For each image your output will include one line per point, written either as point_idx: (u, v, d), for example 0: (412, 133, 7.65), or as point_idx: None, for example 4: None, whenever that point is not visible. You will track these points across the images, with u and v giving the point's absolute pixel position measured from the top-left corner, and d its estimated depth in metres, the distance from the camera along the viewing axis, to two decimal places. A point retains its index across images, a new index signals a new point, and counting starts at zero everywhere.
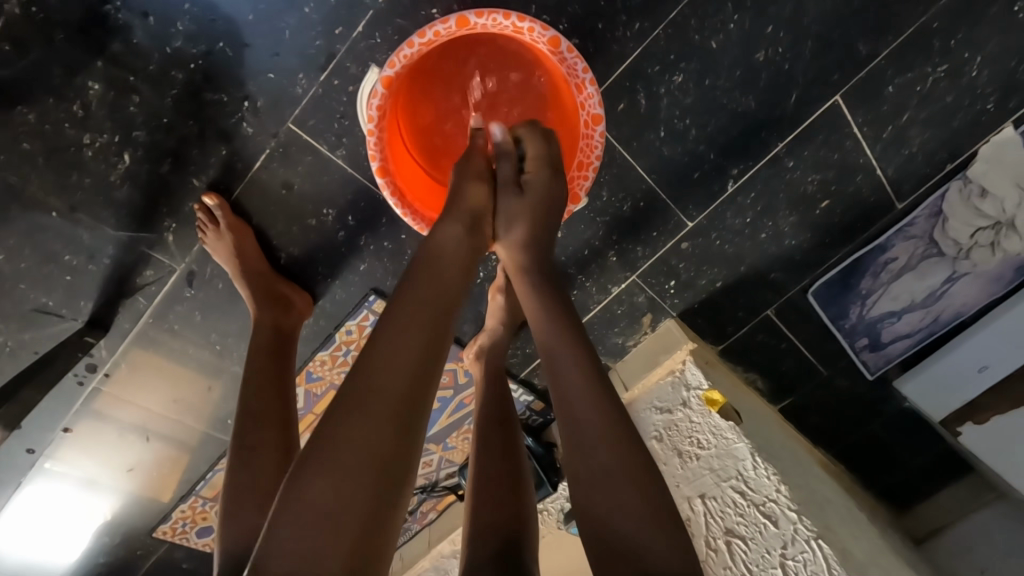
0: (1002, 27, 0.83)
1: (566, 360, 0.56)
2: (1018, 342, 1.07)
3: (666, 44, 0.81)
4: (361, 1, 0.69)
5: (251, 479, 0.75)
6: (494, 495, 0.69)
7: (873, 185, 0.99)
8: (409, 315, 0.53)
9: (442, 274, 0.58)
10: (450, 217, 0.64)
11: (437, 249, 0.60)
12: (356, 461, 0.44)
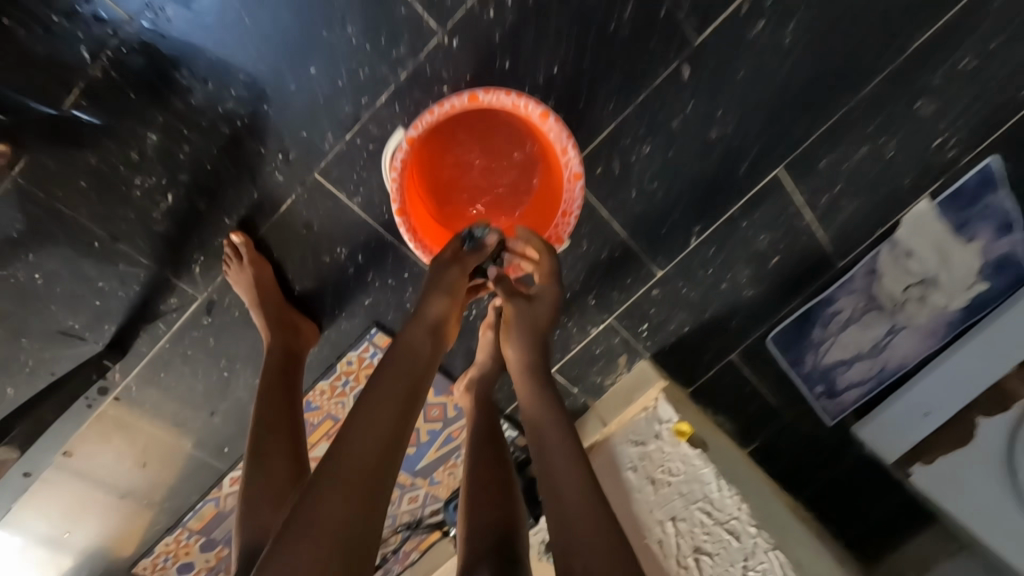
0: (904, 118, 1.03)
1: (551, 428, 0.72)
2: (960, 388, 1.17)
3: (637, 121, 0.96)
4: (385, 77, 0.85)
5: (262, 484, 0.84)
6: (487, 501, 0.80)
7: (816, 244, 1.15)
8: (370, 415, 0.63)
9: (402, 374, 0.69)
10: (415, 324, 0.75)
11: (401, 350, 0.71)
12: (347, 486, 0.58)
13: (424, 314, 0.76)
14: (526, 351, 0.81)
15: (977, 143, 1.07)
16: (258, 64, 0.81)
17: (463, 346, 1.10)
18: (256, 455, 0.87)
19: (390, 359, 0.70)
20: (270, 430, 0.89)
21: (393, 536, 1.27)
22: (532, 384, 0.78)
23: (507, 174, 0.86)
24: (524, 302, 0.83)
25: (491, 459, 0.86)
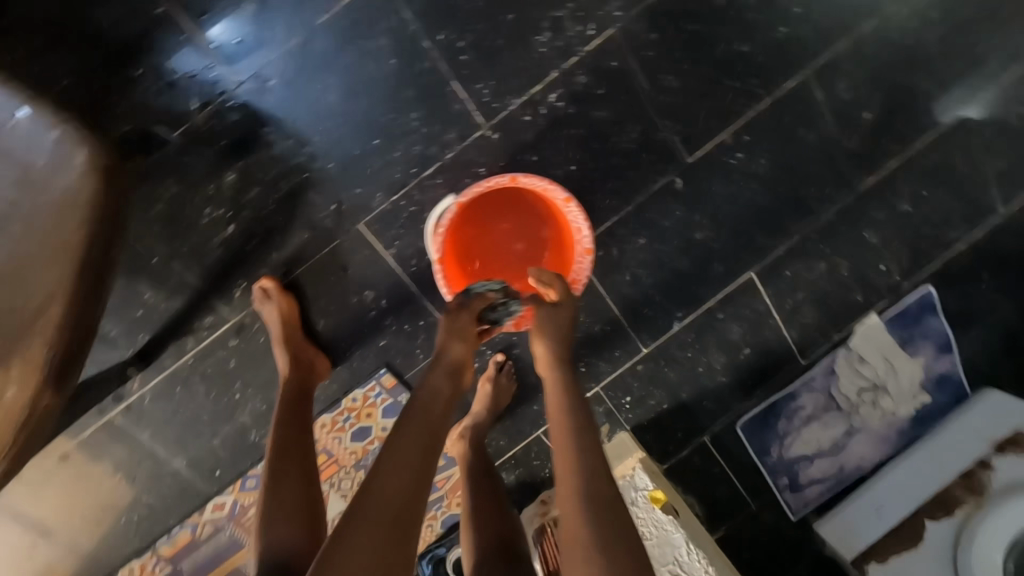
0: (852, 244, 1.24)
1: (566, 424, 0.74)
2: (909, 493, 1.23)
3: (636, 217, 1.14)
4: (434, 155, 1.02)
5: (281, 495, 0.85)
6: (488, 519, 0.94)
7: (781, 342, 1.30)
8: (402, 449, 0.67)
9: (427, 412, 0.73)
10: (437, 367, 0.81)
11: (427, 391, 0.77)
12: (380, 519, 0.60)
13: (444, 359, 0.83)
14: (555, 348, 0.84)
15: (914, 272, 1.28)
16: (331, 132, 0.98)
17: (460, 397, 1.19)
18: (273, 473, 0.88)
19: (416, 398, 0.75)
20: (285, 449, 0.91)
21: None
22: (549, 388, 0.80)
23: (522, 242, 0.99)
24: (546, 309, 0.87)
25: (488, 488, 1.00)
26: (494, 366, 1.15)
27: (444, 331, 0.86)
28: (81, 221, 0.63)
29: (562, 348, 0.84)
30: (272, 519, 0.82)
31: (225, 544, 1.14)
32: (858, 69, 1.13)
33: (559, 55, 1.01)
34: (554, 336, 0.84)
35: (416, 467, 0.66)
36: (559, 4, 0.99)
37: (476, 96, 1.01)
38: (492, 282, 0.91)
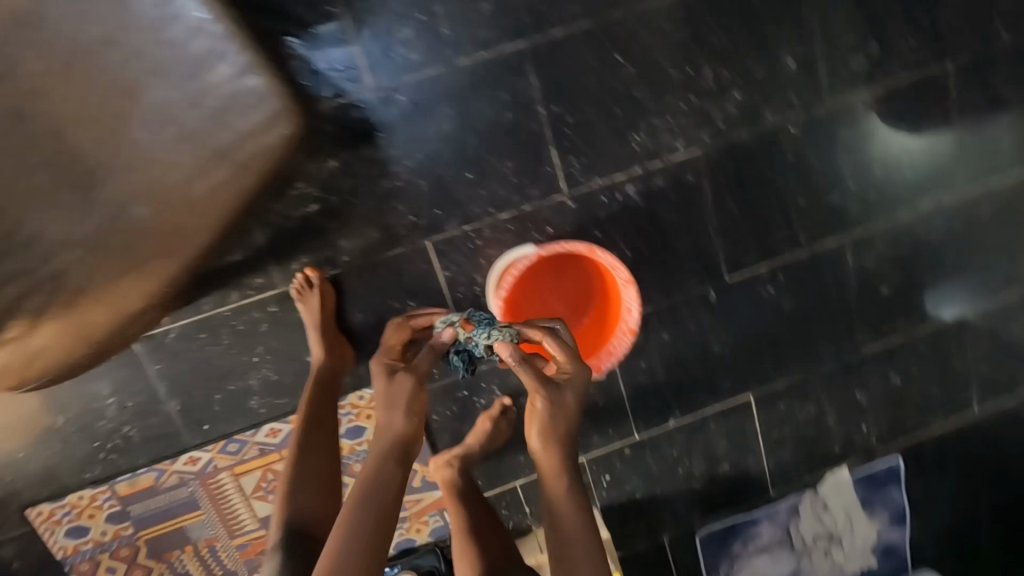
0: (844, 397, 1.34)
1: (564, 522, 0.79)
2: None
3: (668, 312, 1.23)
4: (513, 203, 1.12)
5: (305, 468, 0.97)
6: (482, 525, 1.07)
7: (759, 468, 1.37)
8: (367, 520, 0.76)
9: (379, 494, 0.79)
10: (387, 445, 0.83)
11: (376, 471, 0.80)
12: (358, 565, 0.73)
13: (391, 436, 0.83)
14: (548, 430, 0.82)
15: (889, 440, 1.38)
16: (433, 154, 1.07)
17: (458, 426, 1.22)
18: (302, 450, 0.99)
19: (365, 480, 0.80)
20: (317, 424, 1.02)
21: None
22: (547, 481, 0.81)
23: (570, 304, 1.07)
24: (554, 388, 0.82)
25: (481, 502, 1.10)
26: (498, 407, 1.16)
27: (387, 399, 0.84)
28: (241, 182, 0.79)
29: (568, 438, 0.82)
30: (294, 488, 0.95)
31: (183, 500, 1.14)
32: (887, 249, 1.28)
33: (647, 155, 1.13)
34: (556, 426, 0.81)
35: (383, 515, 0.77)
36: (661, 115, 1.12)
37: (567, 166, 1.11)
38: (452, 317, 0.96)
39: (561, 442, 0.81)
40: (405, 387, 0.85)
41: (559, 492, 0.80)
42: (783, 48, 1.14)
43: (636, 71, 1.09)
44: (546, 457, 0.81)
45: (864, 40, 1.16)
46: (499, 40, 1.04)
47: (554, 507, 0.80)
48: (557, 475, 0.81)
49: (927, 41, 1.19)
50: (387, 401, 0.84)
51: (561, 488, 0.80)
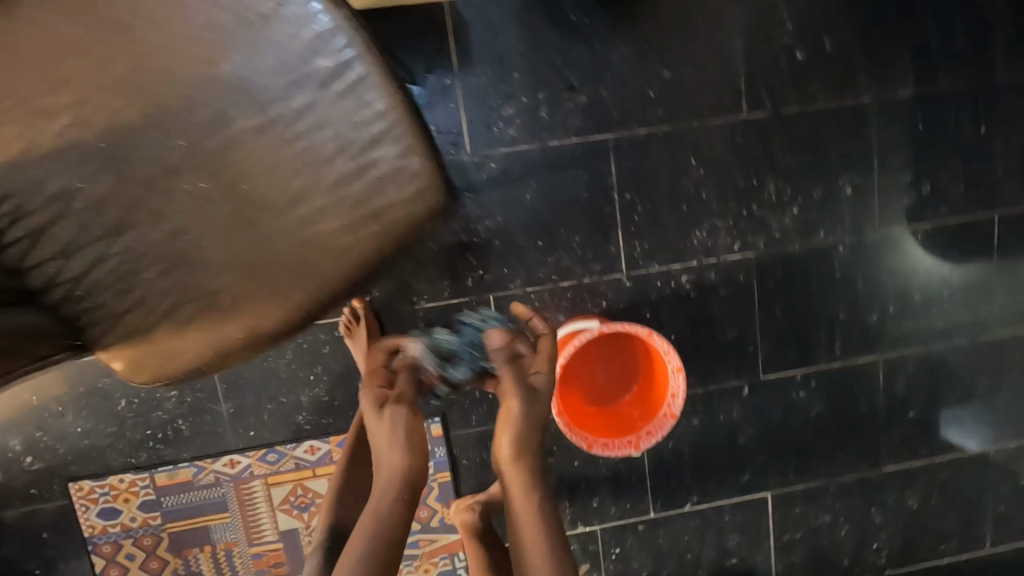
0: (859, 512, 1.36)
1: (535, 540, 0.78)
2: None
3: (701, 399, 1.29)
4: (575, 274, 1.20)
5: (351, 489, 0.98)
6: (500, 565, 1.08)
7: (766, 568, 1.38)
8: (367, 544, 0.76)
9: (386, 529, 0.78)
10: (387, 481, 0.80)
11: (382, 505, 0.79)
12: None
13: (391, 467, 0.81)
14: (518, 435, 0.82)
15: (899, 563, 1.39)
16: (511, 219, 1.17)
17: (484, 474, 1.26)
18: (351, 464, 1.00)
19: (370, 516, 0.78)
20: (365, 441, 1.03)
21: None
22: (517, 498, 0.81)
23: (615, 377, 1.13)
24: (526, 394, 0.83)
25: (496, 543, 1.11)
26: None
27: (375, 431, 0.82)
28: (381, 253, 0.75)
29: (535, 439, 0.83)
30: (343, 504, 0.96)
31: (214, 499, 1.19)
32: (918, 374, 1.33)
33: (705, 251, 1.22)
34: (525, 431, 0.82)
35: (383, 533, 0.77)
36: (723, 217, 1.21)
37: (630, 249, 1.20)
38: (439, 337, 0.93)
39: (527, 457, 0.83)
40: (403, 418, 0.82)
41: (530, 510, 0.80)
42: (843, 175, 1.23)
43: (707, 175, 1.19)
44: (512, 472, 0.82)
45: (918, 180, 1.26)
46: (589, 129, 1.15)
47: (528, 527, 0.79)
48: (525, 491, 0.81)
49: (976, 190, 1.28)
50: (384, 436, 0.81)
51: (532, 506, 0.80)
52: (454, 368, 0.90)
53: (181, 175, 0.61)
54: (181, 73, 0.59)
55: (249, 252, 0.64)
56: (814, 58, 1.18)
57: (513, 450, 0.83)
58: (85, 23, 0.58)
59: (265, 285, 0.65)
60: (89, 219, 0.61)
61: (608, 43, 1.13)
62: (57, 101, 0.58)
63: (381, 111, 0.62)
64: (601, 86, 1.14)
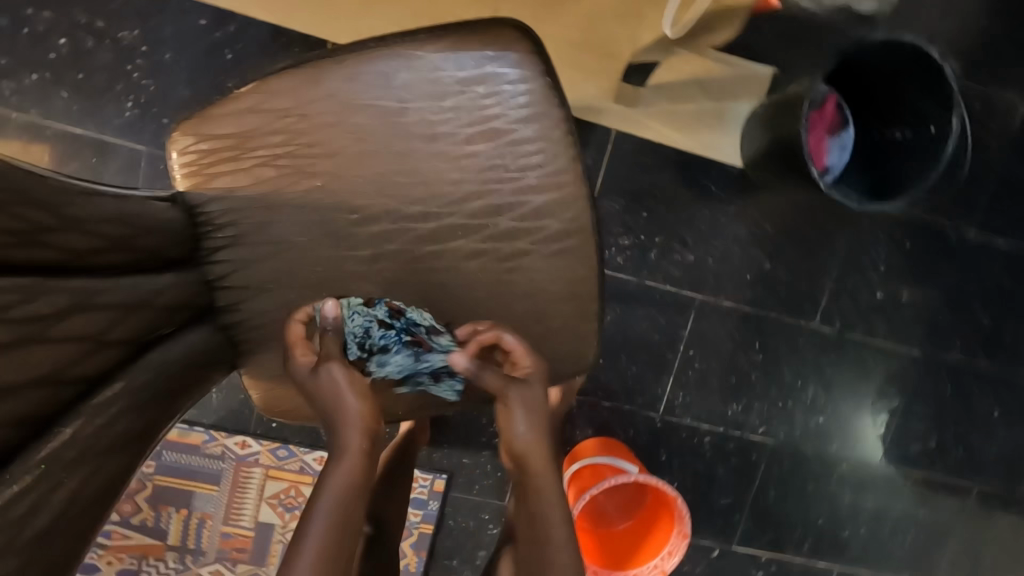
0: None
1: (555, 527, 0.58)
2: None
3: None
4: (617, 399, 1.28)
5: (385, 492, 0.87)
6: None
7: None
8: None
9: (337, 534, 0.52)
10: (336, 467, 0.54)
11: (329, 498, 0.53)
12: None
13: (349, 444, 0.56)
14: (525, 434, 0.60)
15: None
16: None
17: (463, 540, 1.30)
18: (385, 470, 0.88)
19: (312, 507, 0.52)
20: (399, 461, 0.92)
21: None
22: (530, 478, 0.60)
23: (619, 508, 1.21)
24: (518, 387, 0.61)
25: None
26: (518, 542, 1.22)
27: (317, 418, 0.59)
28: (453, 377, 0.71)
29: (546, 440, 0.60)
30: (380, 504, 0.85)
31: (211, 469, 1.21)
32: None
33: (733, 422, 1.31)
34: (530, 425, 0.60)
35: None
36: (759, 401, 1.31)
37: (673, 396, 1.29)
38: (348, 307, 0.63)
39: (540, 421, 0.61)
40: (339, 378, 0.57)
41: (545, 495, 0.59)
42: (870, 407, 1.36)
43: (761, 360, 1.29)
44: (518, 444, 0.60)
45: (930, 435, 1.37)
46: (683, 283, 1.24)
47: (535, 515, 0.58)
48: (536, 465, 0.60)
49: (972, 465, 1.40)
50: (316, 402, 0.58)
51: (547, 489, 0.59)
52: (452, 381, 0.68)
53: (386, 264, 0.66)
54: (433, 189, 0.65)
55: None
56: (888, 301, 1.30)
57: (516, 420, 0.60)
58: (372, 115, 0.63)
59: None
60: (294, 271, 0.66)
61: (732, 219, 1.22)
62: (314, 168, 0.63)
63: (574, 284, 0.69)
64: (709, 253, 1.23)
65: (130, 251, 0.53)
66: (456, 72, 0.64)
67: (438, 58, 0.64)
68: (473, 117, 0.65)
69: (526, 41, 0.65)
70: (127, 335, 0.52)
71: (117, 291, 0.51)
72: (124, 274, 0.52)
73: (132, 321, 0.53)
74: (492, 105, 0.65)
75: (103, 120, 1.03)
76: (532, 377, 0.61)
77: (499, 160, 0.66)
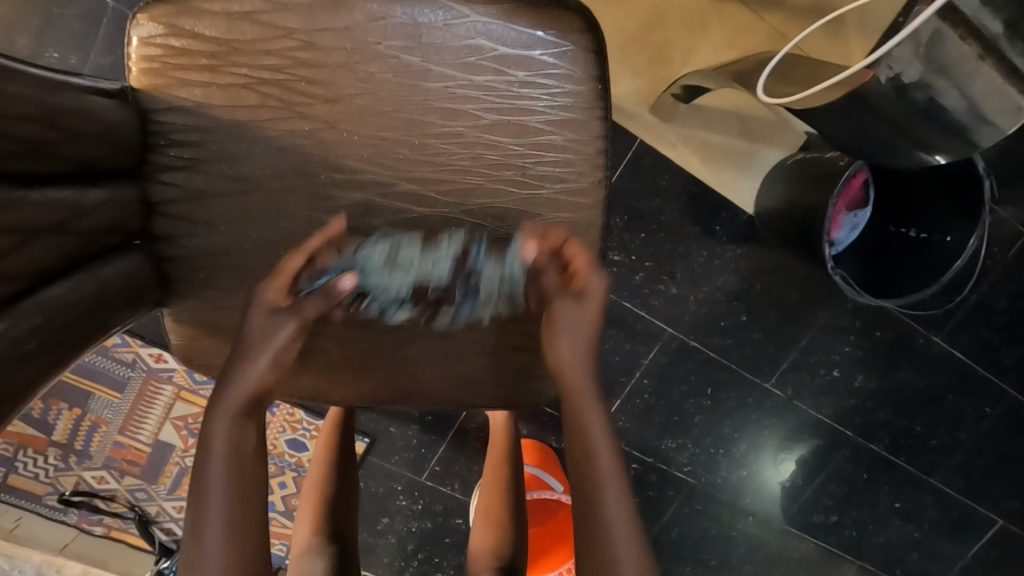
0: None
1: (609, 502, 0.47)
2: None
3: None
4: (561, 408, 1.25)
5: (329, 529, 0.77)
6: None
7: None
8: (211, 542, 0.44)
9: (237, 468, 0.46)
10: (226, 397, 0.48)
11: (228, 427, 0.47)
12: None
13: (247, 378, 0.49)
14: (574, 340, 0.52)
15: None
16: None
17: (370, 505, 1.26)
18: (324, 503, 0.79)
19: (219, 437, 0.47)
20: (340, 496, 0.80)
21: (119, 504, 1.16)
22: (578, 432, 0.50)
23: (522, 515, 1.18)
24: (574, 295, 0.53)
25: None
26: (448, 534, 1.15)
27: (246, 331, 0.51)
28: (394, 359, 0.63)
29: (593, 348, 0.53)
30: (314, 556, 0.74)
31: (117, 377, 1.11)
32: None
33: (664, 457, 1.31)
34: (576, 333, 0.53)
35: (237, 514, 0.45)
36: (694, 444, 1.31)
37: (614, 418, 1.27)
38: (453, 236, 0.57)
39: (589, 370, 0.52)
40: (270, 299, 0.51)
41: (585, 415, 0.50)
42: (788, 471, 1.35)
43: (708, 406, 1.29)
44: (570, 385, 0.52)
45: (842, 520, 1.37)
46: (660, 316, 1.20)
47: (576, 433, 0.50)
48: (591, 420, 0.50)
49: (859, 549, 1.38)
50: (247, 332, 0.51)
51: (587, 412, 0.51)
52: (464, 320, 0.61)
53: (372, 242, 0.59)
54: (435, 174, 0.57)
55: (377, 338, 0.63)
56: (842, 383, 1.29)
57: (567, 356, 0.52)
58: (391, 71, 0.54)
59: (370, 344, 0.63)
60: (257, 219, 0.57)
61: (726, 264, 1.18)
62: (307, 109, 0.54)
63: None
64: (693, 293, 1.19)
65: (56, 158, 0.43)
66: (499, 45, 0.54)
67: (483, 22, 0.54)
68: (502, 102, 0.56)
69: (585, 30, 0.55)
70: (48, 254, 0.42)
71: (28, 205, 0.41)
72: (45, 185, 0.42)
73: (46, 244, 0.42)
74: (529, 94, 0.56)
75: None
76: (588, 291, 0.53)
77: (524, 166, 0.57)
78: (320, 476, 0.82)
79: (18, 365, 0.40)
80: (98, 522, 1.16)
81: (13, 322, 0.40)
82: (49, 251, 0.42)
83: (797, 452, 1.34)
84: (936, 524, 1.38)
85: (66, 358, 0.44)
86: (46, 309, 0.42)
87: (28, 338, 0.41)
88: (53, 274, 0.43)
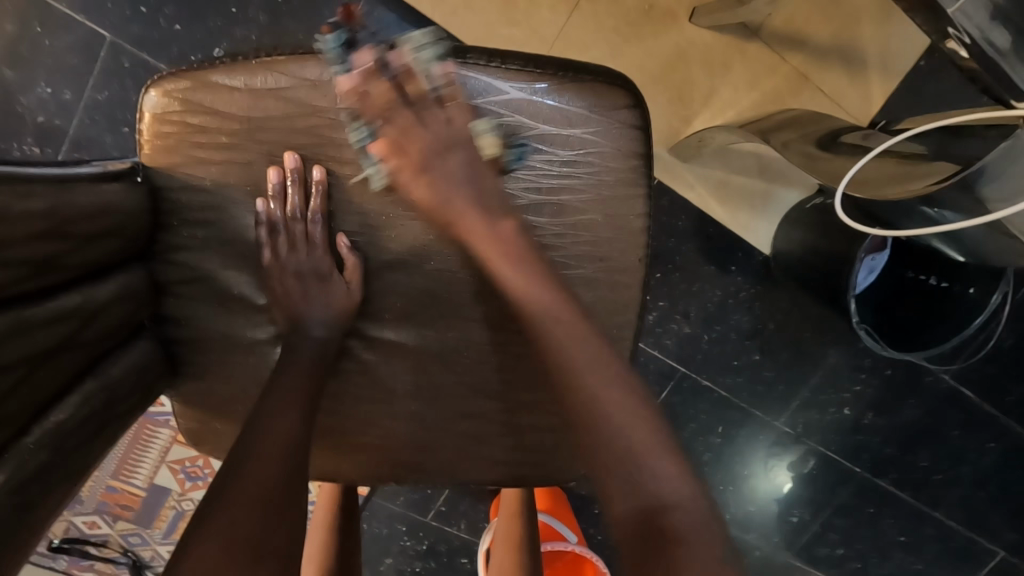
0: None
1: (623, 424, 0.49)
2: None
3: None
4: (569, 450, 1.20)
5: None
6: None
7: None
8: (269, 445, 0.49)
9: (303, 393, 0.53)
10: (305, 341, 0.55)
11: (301, 364, 0.54)
12: (244, 512, 0.46)
13: (317, 328, 0.55)
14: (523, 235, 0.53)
15: None
16: None
17: (376, 548, 1.21)
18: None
19: (284, 374, 0.53)
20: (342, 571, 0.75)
21: (111, 548, 1.07)
22: (579, 371, 0.51)
23: None
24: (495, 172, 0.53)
25: None
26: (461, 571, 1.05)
27: (299, 300, 0.55)
28: (413, 410, 0.60)
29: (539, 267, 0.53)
30: None
31: None
32: None
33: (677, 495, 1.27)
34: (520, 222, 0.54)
35: (293, 429, 0.51)
36: (704, 481, 1.21)
37: None
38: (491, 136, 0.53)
39: (567, 314, 0.52)
40: (333, 292, 0.54)
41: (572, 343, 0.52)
42: (793, 505, 1.24)
43: (719, 444, 1.21)
44: (558, 328, 0.52)
45: None
46: (674, 354, 1.16)
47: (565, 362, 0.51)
48: (579, 351, 0.52)
49: None
50: (300, 303, 0.55)
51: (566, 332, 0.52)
52: (450, 353, 0.58)
53: (401, 317, 0.57)
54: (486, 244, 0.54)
55: (404, 411, 0.60)
56: (851, 421, 1.21)
57: (553, 313, 0.52)
58: (424, 158, 0.52)
59: (374, 392, 0.59)
60: (285, 304, 0.55)
61: (741, 304, 1.15)
62: (336, 189, 0.52)
63: None
64: (708, 332, 1.15)
65: (66, 269, 0.41)
66: (538, 123, 0.53)
67: (519, 99, 0.52)
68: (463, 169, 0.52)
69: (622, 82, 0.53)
70: (53, 373, 0.41)
71: (40, 325, 0.39)
72: (50, 298, 0.40)
73: (57, 361, 0.41)
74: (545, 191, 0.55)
75: (100, 13, 0.85)
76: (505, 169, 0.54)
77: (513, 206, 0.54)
78: (318, 553, 0.75)
79: (24, 505, 0.39)
80: (88, 568, 1.07)
81: (14, 472, 0.38)
82: (57, 371, 0.41)
83: (792, 464, 1.23)
84: (940, 555, 1.26)
85: (69, 476, 0.43)
86: (50, 439, 0.41)
87: (40, 470, 0.40)
88: (59, 395, 0.42)
